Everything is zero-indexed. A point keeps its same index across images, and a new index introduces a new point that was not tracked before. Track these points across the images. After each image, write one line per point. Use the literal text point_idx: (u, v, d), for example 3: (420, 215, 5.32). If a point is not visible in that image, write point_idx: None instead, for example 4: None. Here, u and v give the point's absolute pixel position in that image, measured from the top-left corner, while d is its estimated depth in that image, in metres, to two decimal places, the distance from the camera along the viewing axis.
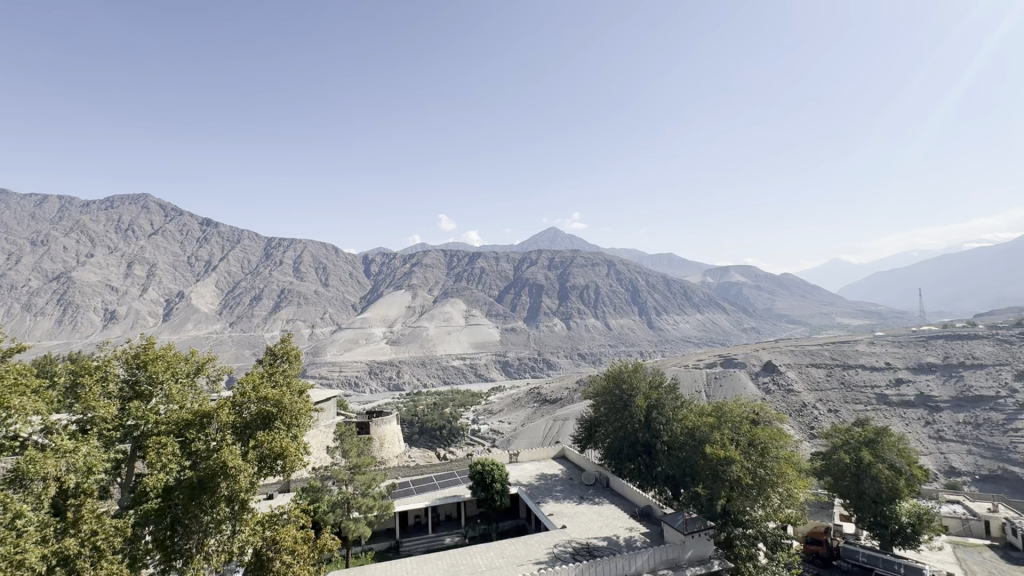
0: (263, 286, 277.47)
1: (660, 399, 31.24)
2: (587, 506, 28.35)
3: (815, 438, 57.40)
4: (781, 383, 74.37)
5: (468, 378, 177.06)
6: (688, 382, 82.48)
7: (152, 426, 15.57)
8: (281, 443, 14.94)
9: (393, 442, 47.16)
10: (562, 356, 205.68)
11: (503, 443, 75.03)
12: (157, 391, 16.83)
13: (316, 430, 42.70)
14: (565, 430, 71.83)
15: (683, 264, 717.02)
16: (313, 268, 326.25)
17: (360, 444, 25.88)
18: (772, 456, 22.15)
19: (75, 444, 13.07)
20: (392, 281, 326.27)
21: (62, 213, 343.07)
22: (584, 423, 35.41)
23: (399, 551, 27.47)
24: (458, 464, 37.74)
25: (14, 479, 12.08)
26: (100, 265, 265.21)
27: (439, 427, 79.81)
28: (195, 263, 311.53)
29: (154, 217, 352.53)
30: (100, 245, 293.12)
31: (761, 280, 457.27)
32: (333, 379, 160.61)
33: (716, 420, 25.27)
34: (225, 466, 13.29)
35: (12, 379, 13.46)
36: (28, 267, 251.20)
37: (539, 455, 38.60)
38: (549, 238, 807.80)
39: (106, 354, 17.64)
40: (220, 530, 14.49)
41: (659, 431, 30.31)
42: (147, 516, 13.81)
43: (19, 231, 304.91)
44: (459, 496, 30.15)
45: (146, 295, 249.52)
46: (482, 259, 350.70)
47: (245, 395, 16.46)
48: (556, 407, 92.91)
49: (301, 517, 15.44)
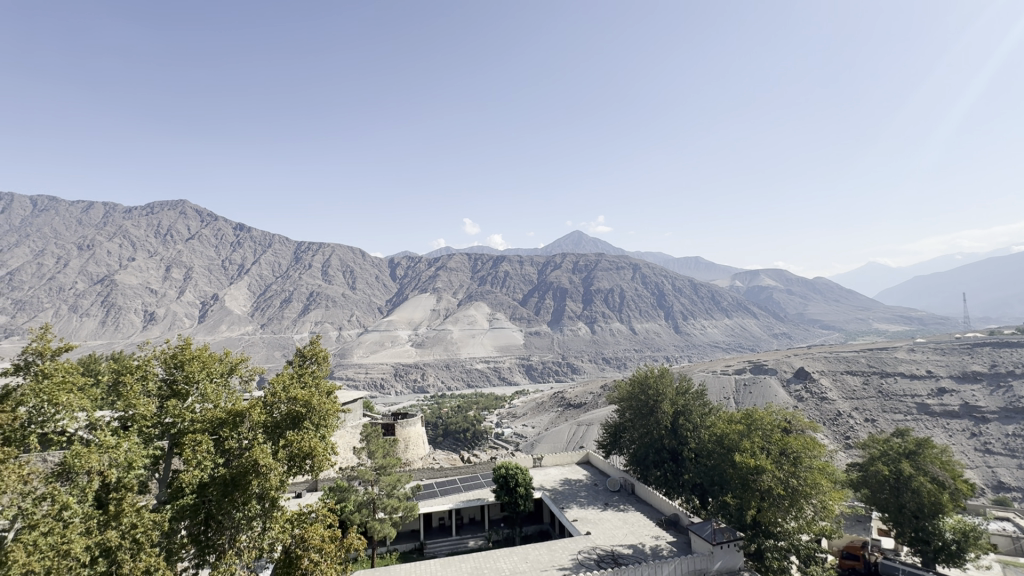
0: (292, 289, 284.95)
1: (686, 406, 30.93)
2: (612, 513, 27.98)
3: (851, 449, 55.50)
4: (814, 390, 71.99)
5: (491, 381, 178.03)
6: (716, 388, 80.69)
7: (188, 425, 16.05)
8: (310, 443, 15.26)
9: (418, 443, 47.70)
10: (586, 360, 204.33)
11: (526, 446, 74.94)
12: (192, 390, 17.36)
13: (343, 430, 43.84)
14: (589, 435, 71.37)
15: (712, 268, 701.90)
16: (341, 271, 333.31)
17: (386, 444, 26.34)
18: (805, 465, 21.47)
19: (116, 439, 13.61)
20: (417, 284, 330.31)
21: (106, 218, 359.64)
22: (608, 428, 34.97)
23: (423, 552, 27.66)
24: (481, 466, 37.91)
25: (61, 472, 12.57)
26: (141, 269, 277.00)
27: (463, 429, 80.40)
28: (229, 267, 322.17)
29: (191, 222, 366.58)
30: (141, 249, 306.24)
31: (793, 284, 443.17)
32: (359, 380, 163.73)
33: (746, 427, 24.65)
34: (257, 464, 13.75)
35: (61, 377, 14.18)
36: (76, 270, 264.93)
37: (563, 460, 38.43)
38: (573, 242, 805.47)
39: (146, 353, 18.28)
40: (251, 526, 14.72)
41: (686, 438, 29.92)
42: (182, 512, 14.28)
43: (67, 237, 321.58)
44: (482, 499, 30.17)
45: (182, 298, 259.31)
46: (506, 263, 351.39)
47: (276, 395, 16.85)
48: (581, 411, 92.40)
49: (328, 515, 15.65)
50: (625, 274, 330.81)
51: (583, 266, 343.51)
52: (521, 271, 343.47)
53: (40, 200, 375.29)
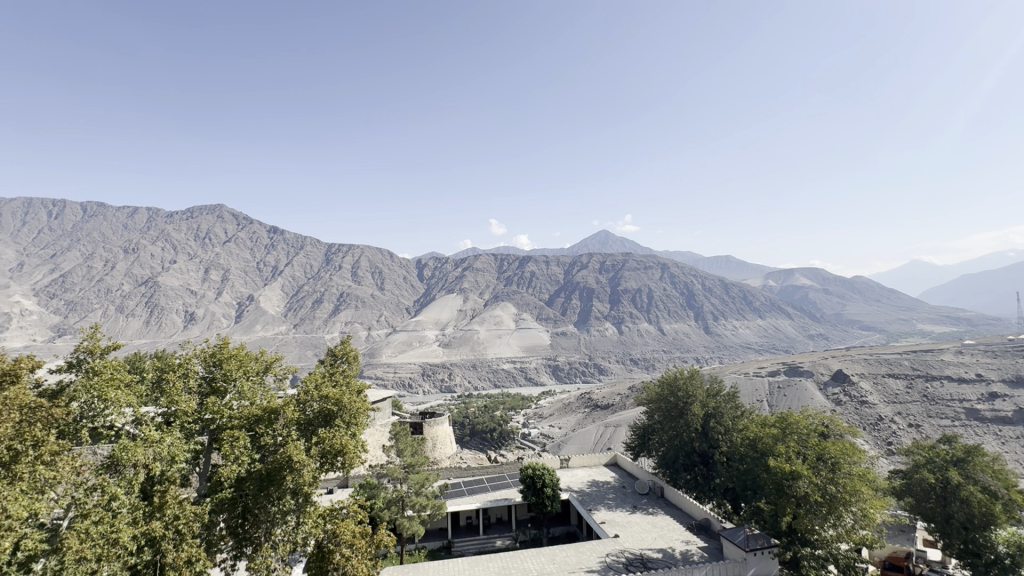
0: (323, 289, 292.17)
1: (718, 408, 30.28)
2: (640, 516, 27.62)
3: (894, 456, 53.20)
4: (854, 394, 69.36)
5: (518, 382, 178.49)
6: (749, 391, 78.67)
7: (226, 421, 16.67)
8: (341, 440, 15.61)
9: (446, 443, 48.11)
10: (614, 361, 202.29)
11: (553, 447, 74.64)
12: (230, 388, 17.98)
13: (373, 428, 44.79)
14: (617, 437, 70.56)
15: (743, 268, 684.59)
16: (370, 272, 339.92)
17: (414, 443, 26.71)
18: (843, 472, 20.65)
19: (160, 434, 14.15)
20: (444, 284, 333.91)
21: (150, 223, 376.86)
22: (637, 430, 34.48)
23: (451, 550, 27.96)
24: (508, 466, 38.00)
25: (110, 465, 13.20)
26: (182, 271, 289.19)
27: (489, 429, 80.72)
28: (264, 269, 332.92)
29: (228, 226, 380.32)
30: (182, 253, 319.81)
31: (830, 283, 427.92)
32: (388, 380, 166.50)
33: (781, 431, 23.90)
34: (291, 460, 14.11)
35: (108, 374, 14.78)
36: (122, 272, 278.54)
37: (591, 461, 38.20)
38: (600, 241, 799.94)
39: (187, 351, 18.99)
40: (286, 519, 15.19)
41: (717, 442, 29.29)
42: (221, 504, 14.75)
43: (115, 241, 338.29)
44: (509, 499, 30.21)
45: (220, 299, 269.54)
46: (532, 263, 351.15)
47: (308, 394, 17.38)
48: (608, 412, 91.48)
49: (359, 512, 15.97)
50: (653, 274, 326.03)
51: (610, 266, 340.25)
52: (547, 271, 342.45)
53: (90, 205, 395.93)
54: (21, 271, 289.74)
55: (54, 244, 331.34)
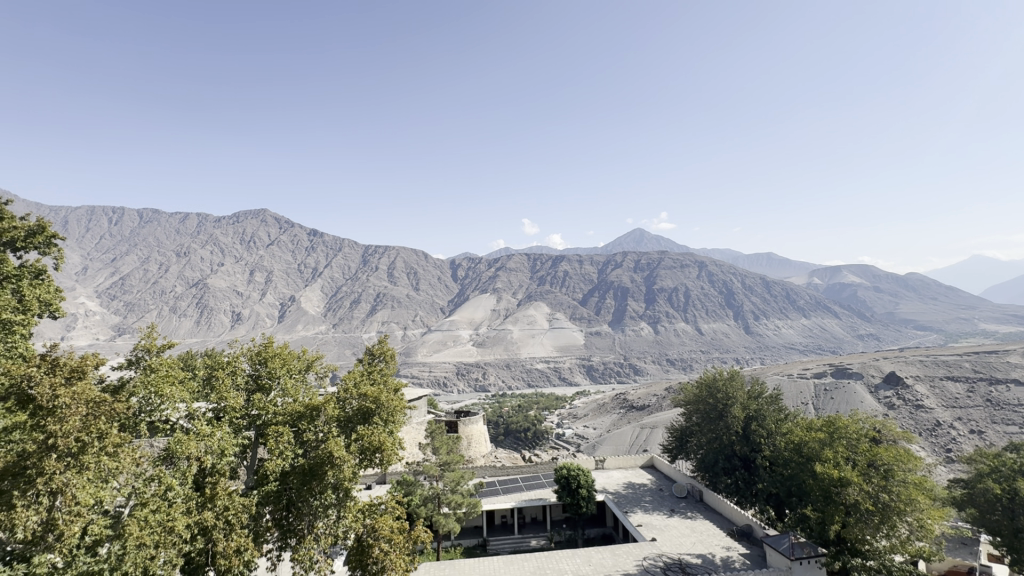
0: (361, 290, 299.59)
1: (760, 411, 29.14)
2: (678, 520, 27.02)
3: (954, 464, 50.02)
4: (908, 398, 65.64)
5: (552, 382, 178.07)
6: (792, 393, 75.54)
7: (271, 417, 17.35)
8: (379, 438, 15.95)
9: (480, 442, 48.46)
10: (650, 362, 198.62)
11: (587, 449, 73.97)
12: (274, 385, 18.68)
13: (409, 426, 45.62)
14: (653, 438, 69.38)
15: (786, 265, 658.94)
16: (405, 273, 346.31)
17: (449, 441, 27.03)
18: (898, 480, 19.53)
19: (211, 429, 14.80)
20: (477, 284, 336.87)
21: (200, 227, 396.21)
22: (674, 432, 33.76)
23: (486, 548, 28.14)
24: (542, 466, 37.90)
25: (165, 458, 13.92)
26: (229, 273, 303.03)
27: (523, 428, 80.78)
28: (305, 270, 344.71)
29: (270, 229, 395.47)
30: (228, 256, 334.85)
31: (882, 280, 406.03)
32: (423, 379, 168.86)
33: (828, 435, 22.78)
34: (332, 455, 14.57)
35: (163, 371, 15.60)
36: (175, 276, 294.24)
37: (627, 463, 37.65)
38: (635, 239, 788.20)
39: (234, 350, 19.74)
40: (327, 513, 15.59)
41: (759, 446, 28.16)
42: (267, 497, 15.27)
43: (168, 245, 357.88)
44: (544, 500, 30.08)
45: (264, 300, 280.58)
46: (565, 263, 349.45)
47: (348, 391, 17.84)
48: (644, 413, 89.87)
49: (397, 508, 16.35)
50: (690, 272, 318.33)
51: (645, 265, 334.36)
52: (581, 271, 339.71)
53: (145, 212, 419.48)
54: (86, 275, 310.65)
55: (114, 248, 353.48)
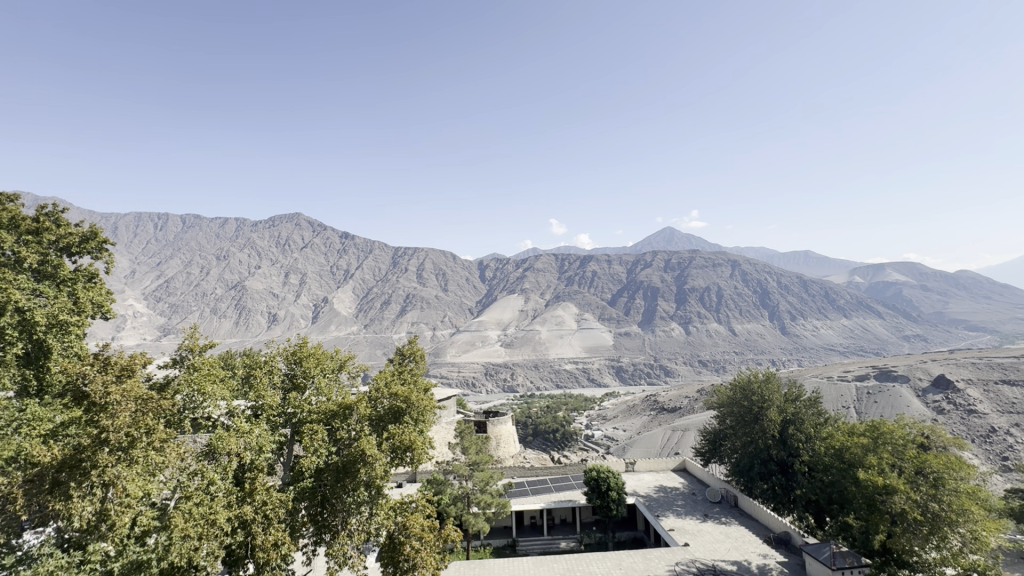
0: (391, 291, 304.76)
1: (798, 414, 28.13)
2: (712, 525, 26.36)
3: (1010, 473, 47.15)
4: (960, 403, 62.36)
5: (581, 383, 176.96)
6: (832, 396, 72.72)
7: (307, 415, 17.83)
8: (410, 437, 16.20)
9: (509, 442, 48.52)
10: (681, 363, 194.79)
11: (617, 451, 72.98)
12: (309, 384, 19.19)
13: (439, 425, 46.15)
14: (685, 441, 67.94)
15: (825, 263, 635.12)
16: (434, 274, 350.38)
17: (478, 441, 27.17)
18: (950, 489, 18.24)
19: (249, 427, 15.27)
20: (505, 285, 337.85)
21: (238, 232, 411.34)
22: (708, 436, 32.98)
23: (515, 549, 28.16)
24: (572, 468, 37.71)
25: (207, 453, 14.47)
26: (266, 276, 313.39)
27: (552, 430, 80.51)
28: (337, 272, 353.22)
29: (304, 232, 407.00)
30: (265, 259, 346.43)
31: (930, 279, 386.37)
32: (452, 379, 170.43)
33: (872, 441, 21.78)
34: (364, 453, 14.92)
35: (205, 370, 16.25)
36: (215, 278, 306.51)
37: (658, 466, 37.01)
38: (665, 238, 775.79)
39: (271, 350, 20.35)
40: (360, 510, 15.91)
41: (798, 450, 27.18)
42: (302, 494, 15.60)
43: (209, 249, 372.74)
44: (573, 501, 29.86)
45: (299, 301, 288.95)
46: (594, 263, 346.88)
47: (380, 390, 18.19)
48: (675, 416, 88.27)
49: (427, 506, 16.53)
50: (722, 272, 310.72)
51: (675, 265, 328.23)
52: (609, 271, 336.47)
53: (187, 217, 438.07)
54: (134, 278, 326.75)
55: (159, 253, 370.83)
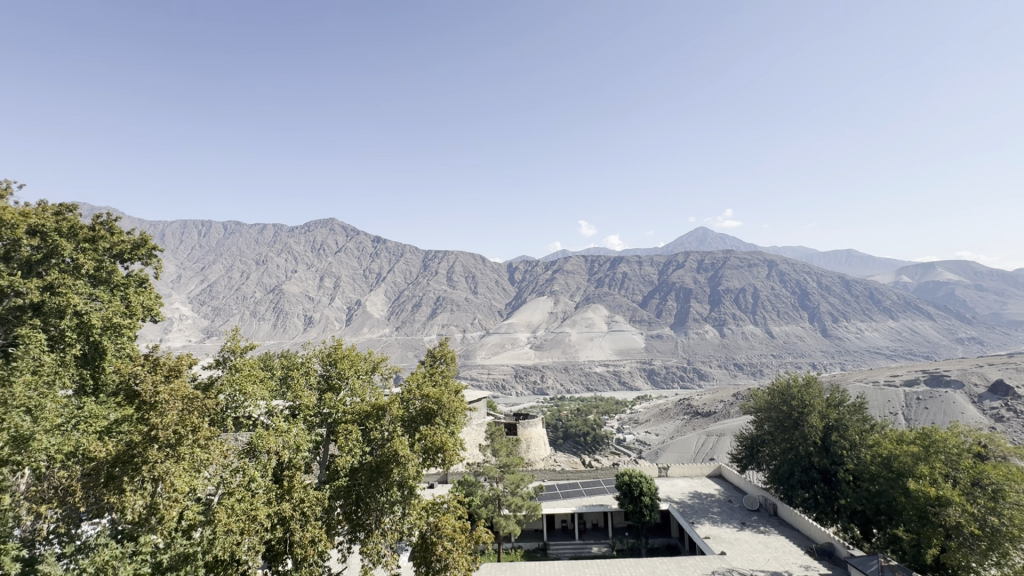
0: (422, 294, 308.99)
1: (841, 420, 27.00)
2: (750, 533, 25.51)
3: None
4: (1021, 410, 58.55)
5: (612, 386, 174.76)
6: (878, 402, 69.37)
7: (341, 415, 18.26)
8: (441, 438, 16.37)
9: (539, 445, 48.43)
10: (715, 366, 189.86)
11: (650, 455, 71.64)
12: (343, 385, 19.63)
13: (470, 427, 46.50)
14: (721, 447, 66.20)
15: (869, 262, 607.51)
16: (464, 277, 353.41)
17: (509, 444, 27.24)
18: (1011, 502, 17.16)
19: (287, 426, 15.71)
20: (535, 287, 337.48)
21: (276, 237, 425.47)
22: (744, 441, 32.03)
23: (547, 552, 28.05)
24: (604, 472, 37.22)
25: (249, 450, 14.98)
26: (302, 280, 323.06)
27: (583, 433, 79.80)
28: (369, 276, 360.72)
29: (338, 237, 417.57)
30: (301, 264, 357.32)
31: (986, 279, 364.04)
32: (483, 381, 171.24)
33: (922, 450, 20.72)
34: (397, 454, 15.15)
35: (246, 371, 16.89)
36: (255, 283, 318.11)
37: (693, 472, 36.18)
38: (698, 238, 758.63)
39: (307, 352, 20.93)
40: (393, 509, 16.08)
41: (841, 458, 26.07)
42: (338, 492, 15.90)
43: (248, 254, 387.20)
44: (606, 506, 29.48)
45: (333, 304, 296.52)
46: (624, 264, 342.45)
47: (411, 392, 18.39)
48: (710, 420, 86.14)
49: (458, 507, 16.64)
50: (758, 272, 301.62)
51: (709, 265, 320.72)
52: (640, 272, 331.56)
53: (229, 224, 456.67)
54: (180, 282, 342.69)
55: (203, 258, 387.73)
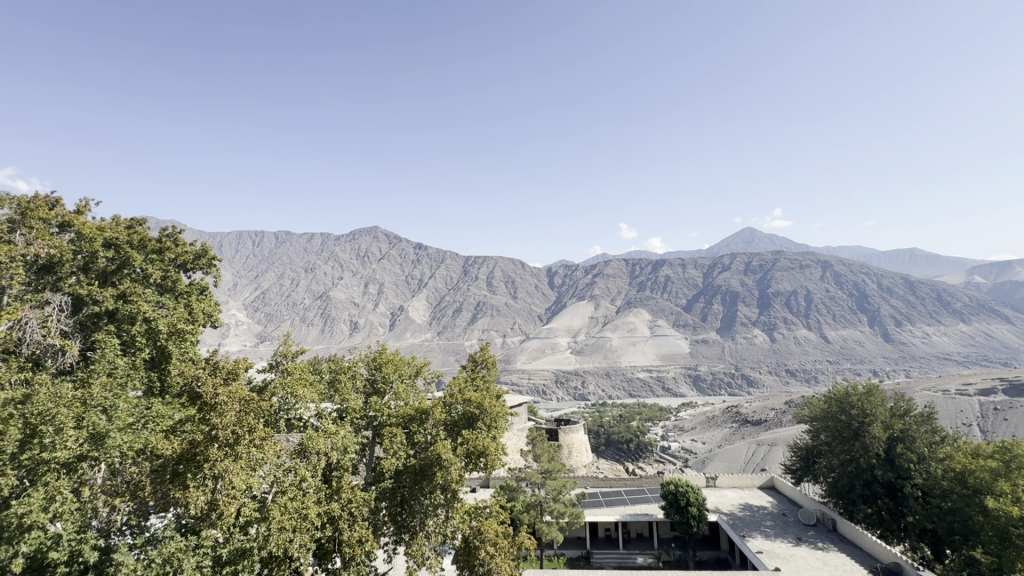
0: (462, 299, 312.70)
1: (908, 432, 25.18)
2: (807, 550, 24.15)
3: None
4: None
5: (655, 392, 170.55)
6: (950, 413, 64.39)
7: (386, 418, 18.71)
8: (483, 443, 16.54)
9: (581, 451, 47.77)
10: (765, 372, 181.69)
11: (696, 464, 69.38)
12: (388, 389, 20.15)
13: (511, 432, 46.61)
14: (773, 458, 63.22)
15: (936, 262, 566.24)
16: (503, 282, 355.40)
17: (551, 450, 27.06)
18: None
19: (336, 429, 16.25)
20: (575, 291, 335.07)
21: (323, 246, 442.67)
22: (799, 452, 30.45)
23: (590, 561, 27.62)
24: (648, 480, 36.18)
25: (299, 451, 15.52)
26: (348, 286, 334.54)
27: (626, 440, 78.22)
28: (412, 282, 368.64)
29: (381, 244, 429.68)
30: (347, 271, 370.11)
31: None
32: (523, 386, 171.06)
33: (1003, 466, 19.21)
34: (440, 457, 15.38)
35: (298, 374, 17.65)
36: (304, 290, 332.24)
37: (742, 482, 34.70)
38: (745, 239, 734.01)
39: (353, 356, 21.61)
40: (437, 512, 16.24)
41: (910, 473, 24.27)
42: (384, 493, 16.24)
43: (298, 262, 404.60)
44: (651, 515, 28.71)
45: (377, 310, 305.18)
46: (667, 266, 334.66)
47: (453, 396, 18.58)
48: (760, 429, 82.55)
49: (501, 512, 16.73)
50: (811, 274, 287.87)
51: (757, 267, 308.34)
52: (684, 275, 322.85)
53: (280, 234, 479.66)
54: (236, 289, 362.45)
55: (257, 266, 408.80)
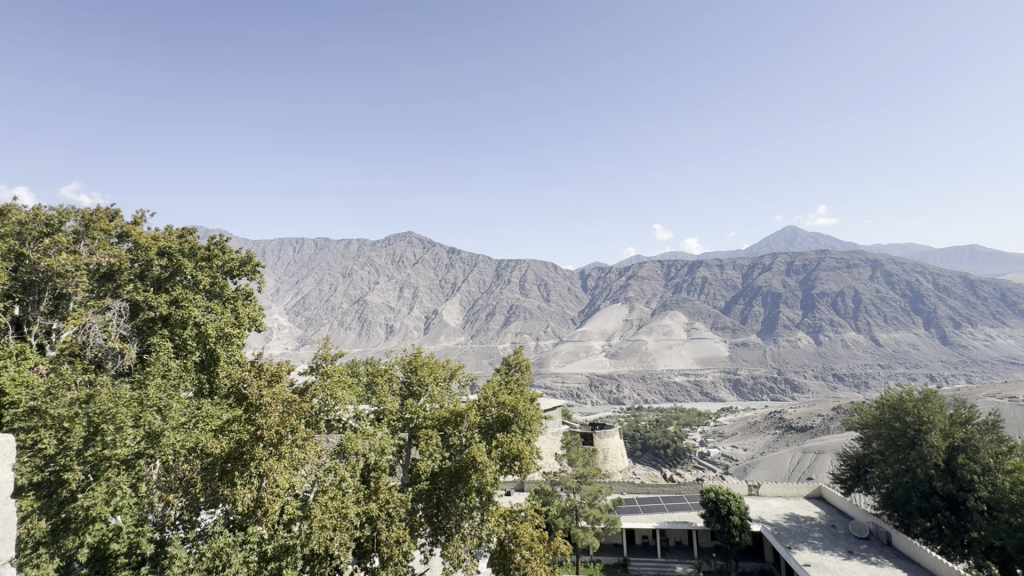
0: (495, 303, 314.07)
1: (970, 441, 23.56)
2: (858, 564, 22.93)
3: None
4: None
5: (693, 397, 166.25)
6: (1018, 421, 59.76)
7: (422, 420, 18.90)
8: (517, 446, 16.51)
9: (617, 456, 47.15)
10: (810, 377, 174.11)
11: (737, 471, 67.17)
12: (423, 391, 20.42)
13: (545, 436, 46.48)
14: (820, 466, 60.43)
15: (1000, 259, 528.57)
16: (536, 285, 354.95)
17: (585, 454, 26.79)
18: None
19: (373, 431, 16.62)
20: (608, 294, 331.03)
21: (360, 252, 453.88)
22: (849, 461, 28.98)
23: (627, 568, 27.20)
24: (687, 487, 35.28)
25: (339, 451, 15.93)
26: (384, 291, 341.91)
27: (663, 445, 76.46)
28: (445, 285, 372.88)
29: (416, 249, 436.96)
30: (383, 275, 378.02)
31: None
32: (556, 390, 170.03)
33: None
34: (474, 460, 15.52)
35: (337, 376, 18.18)
36: (342, 294, 341.80)
37: (787, 491, 33.36)
38: (788, 237, 706.49)
39: (390, 359, 22.06)
40: (472, 515, 16.31)
41: (972, 484, 22.70)
42: (420, 494, 16.43)
43: (336, 268, 416.24)
44: (690, 523, 27.96)
45: (412, 313, 310.53)
46: (704, 267, 326.14)
47: (487, 399, 18.73)
48: (806, 436, 79.13)
49: (536, 516, 16.57)
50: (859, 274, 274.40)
51: (801, 268, 296.53)
52: (722, 276, 313.71)
53: (319, 241, 495.47)
54: (279, 294, 376.51)
55: (297, 272, 423.11)
